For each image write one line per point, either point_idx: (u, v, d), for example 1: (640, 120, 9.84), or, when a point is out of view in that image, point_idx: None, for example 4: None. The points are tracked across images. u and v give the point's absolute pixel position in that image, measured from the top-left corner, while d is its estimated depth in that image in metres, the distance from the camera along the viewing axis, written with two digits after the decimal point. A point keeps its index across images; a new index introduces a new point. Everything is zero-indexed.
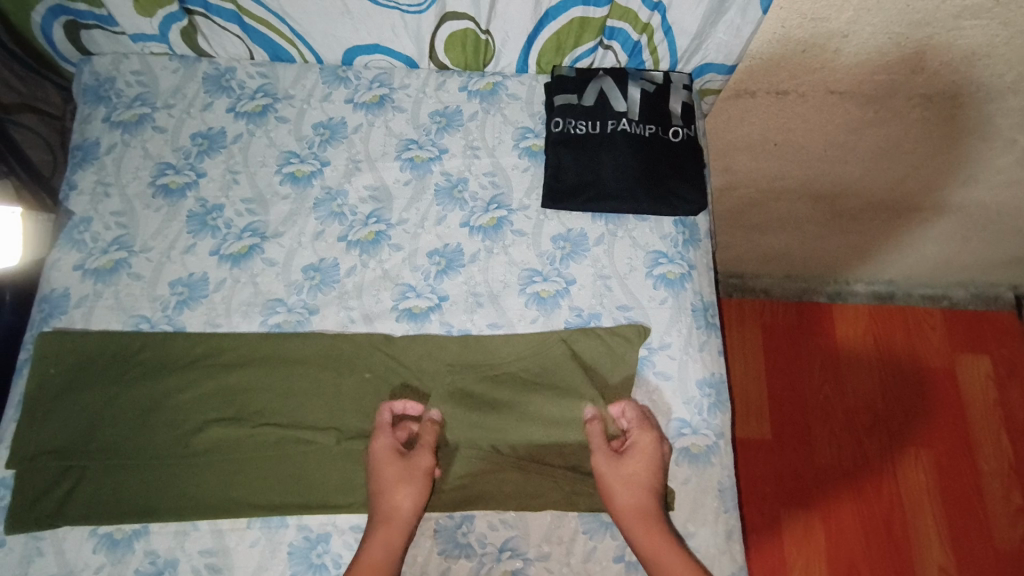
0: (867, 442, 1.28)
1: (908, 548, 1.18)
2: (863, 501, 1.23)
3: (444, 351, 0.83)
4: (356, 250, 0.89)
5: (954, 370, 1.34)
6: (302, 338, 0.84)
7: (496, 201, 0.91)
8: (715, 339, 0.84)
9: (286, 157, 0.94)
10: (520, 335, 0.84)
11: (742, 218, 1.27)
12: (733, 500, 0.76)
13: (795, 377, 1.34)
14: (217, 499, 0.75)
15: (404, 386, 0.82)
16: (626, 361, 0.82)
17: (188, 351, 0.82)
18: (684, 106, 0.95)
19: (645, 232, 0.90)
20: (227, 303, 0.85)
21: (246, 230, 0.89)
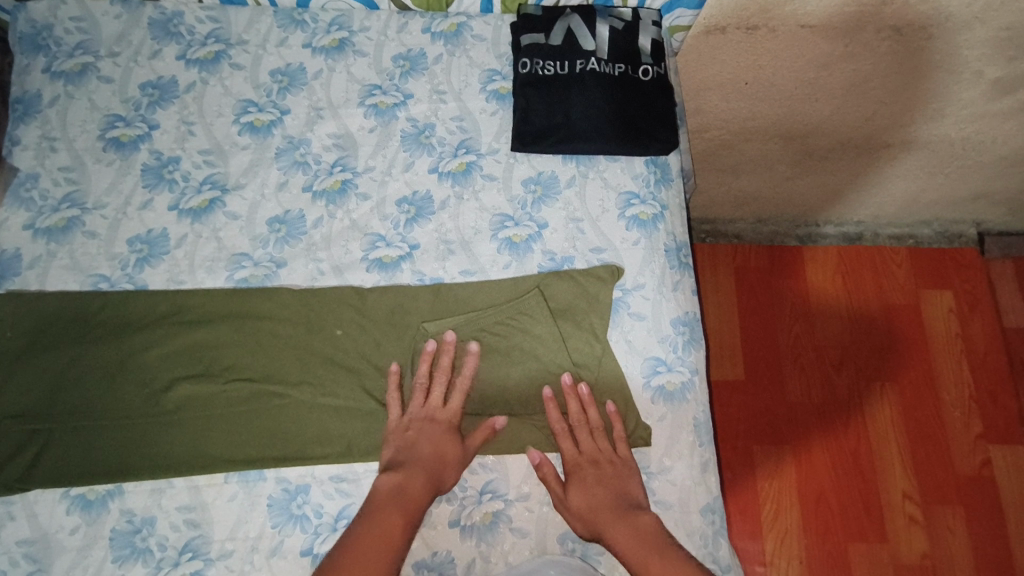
0: (836, 380, 1.31)
1: (875, 477, 1.23)
2: (833, 435, 1.26)
3: (417, 303, 0.82)
4: (322, 200, 0.86)
5: (919, 306, 1.37)
6: (269, 291, 0.82)
7: (465, 146, 0.89)
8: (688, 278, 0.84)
9: (243, 106, 0.90)
10: (493, 282, 0.83)
11: (714, 162, 1.27)
12: (708, 434, 0.77)
13: (768, 320, 1.36)
14: (190, 455, 0.74)
15: (377, 336, 0.81)
16: (601, 301, 0.82)
17: (150, 309, 0.80)
18: (654, 42, 0.93)
19: (616, 173, 0.88)
20: (190, 259, 0.83)
21: (205, 183, 0.86)
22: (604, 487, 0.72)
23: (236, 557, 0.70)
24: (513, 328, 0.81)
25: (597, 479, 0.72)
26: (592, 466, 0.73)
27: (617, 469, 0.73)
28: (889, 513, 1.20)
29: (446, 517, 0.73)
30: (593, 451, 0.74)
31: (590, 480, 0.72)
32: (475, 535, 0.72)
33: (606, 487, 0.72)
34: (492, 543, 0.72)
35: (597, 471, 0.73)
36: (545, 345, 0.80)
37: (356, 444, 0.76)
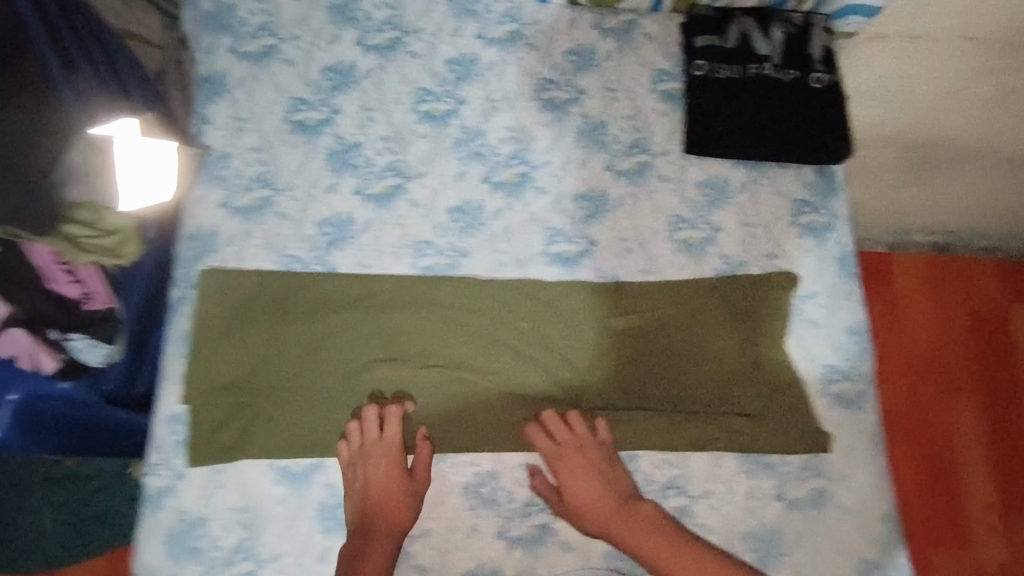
0: (927, 393, 1.27)
1: (952, 492, 1.22)
2: (921, 449, 1.24)
3: (482, 299, 0.83)
4: (372, 204, 0.85)
5: (1007, 319, 1.33)
6: (336, 281, 0.82)
7: (518, 156, 0.88)
8: (744, 292, 0.84)
9: (293, 104, 0.88)
10: (550, 284, 0.84)
11: (876, 182, 1.20)
12: (747, 461, 0.81)
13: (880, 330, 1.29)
14: (249, 446, 0.77)
15: (433, 336, 0.82)
16: (665, 310, 0.84)
17: (218, 289, 0.80)
18: (708, 44, 0.91)
19: (667, 196, 0.89)
20: (239, 260, 0.82)
21: (255, 180, 0.85)
22: (599, 482, 0.77)
23: (287, 560, 0.75)
24: (565, 337, 0.83)
25: (581, 470, 0.77)
26: (577, 453, 0.77)
27: (596, 460, 0.78)
28: (973, 523, 1.20)
29: (492, 530, 0.77)
30: (573, 441, 0.78)
31: (583, 473, 0.77)
32: (521, 547, 0.77)
33: (602, 480, 0.77)
34: (537, 555, 0.77)
35: (581, 460, 0.77)
36: (604, 350, 0.83)
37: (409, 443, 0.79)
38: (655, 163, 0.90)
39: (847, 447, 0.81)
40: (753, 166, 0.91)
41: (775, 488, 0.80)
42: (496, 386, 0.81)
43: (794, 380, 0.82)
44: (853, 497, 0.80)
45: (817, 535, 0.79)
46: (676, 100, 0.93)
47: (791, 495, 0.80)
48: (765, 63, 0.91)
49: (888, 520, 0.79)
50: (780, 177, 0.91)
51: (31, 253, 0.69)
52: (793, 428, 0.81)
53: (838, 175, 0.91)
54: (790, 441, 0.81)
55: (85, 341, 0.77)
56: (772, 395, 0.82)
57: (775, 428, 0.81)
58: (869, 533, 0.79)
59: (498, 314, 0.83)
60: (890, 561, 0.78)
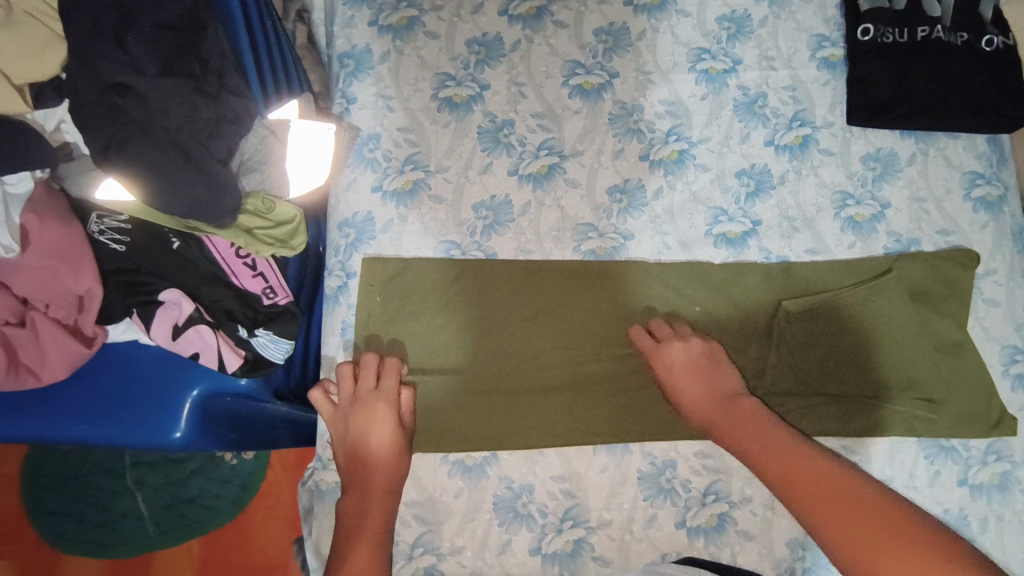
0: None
1: None
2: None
3: (655, 282, 0.80)
4: (529, 185, 0.82)
5: None
6: (503, 267, 0.79)
7: (675, 132, 0.84)
8: (925, 269, 0.80)
9: (440, 79, 0.84)
10: (722, 267, 0.81)
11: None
12: (933, 446, 0.77)
13: None
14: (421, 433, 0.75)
15: (604, 320, 0.79)
16: (846, 292, 0.80)
17: (377, 279, 0.77)
18: (875, 6, 0.86)
19: (832, 170, 0.85)
20: (397, 246, 0.79)
21: (407, 162, 0.81)
22: (703, 379, 0.73)
23: (467, 553, 0.74)
24: (737, 320, 0.80)
25: (701, 375, 0.73)
26: (691, 355, 0.74)
27: (694, 359, 0.74)
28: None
29: (671, 519, 0.75)
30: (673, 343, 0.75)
31: (695, 375, 0.73)
32: (702, 536, 0.75)
33: (700, 380, 0.73)
34: (720, 544, 0.75)
35: (683, 357, 0.74)
36: (783, 333, 0.79)
37: (580, 429, 0.76)
38: (817, 135, 0.86)
39: None
40: (922, 136, 0.86)
41: (958, 474, 0.76)
42: None
43: (978, 363, 0.78)
44: None
45: (1004, 521, 0.75)
46: (836, 68, 0.88)
47: (974, 480, 0.76)
48: (936, 26, 0.85)
49: None
50: (950, 148, 0.86)
51: (212, 245, 0.69)
52: (980, 415, 0.77)
53: (1008, 144, 0.87)
54: (977, 429, 0.77)
55: (270, 337, 0.69)
56: (958, 379, 0.78)
57: (961, 414, 0.77)
58: None
59: (672, 297, 0.80)
60: None
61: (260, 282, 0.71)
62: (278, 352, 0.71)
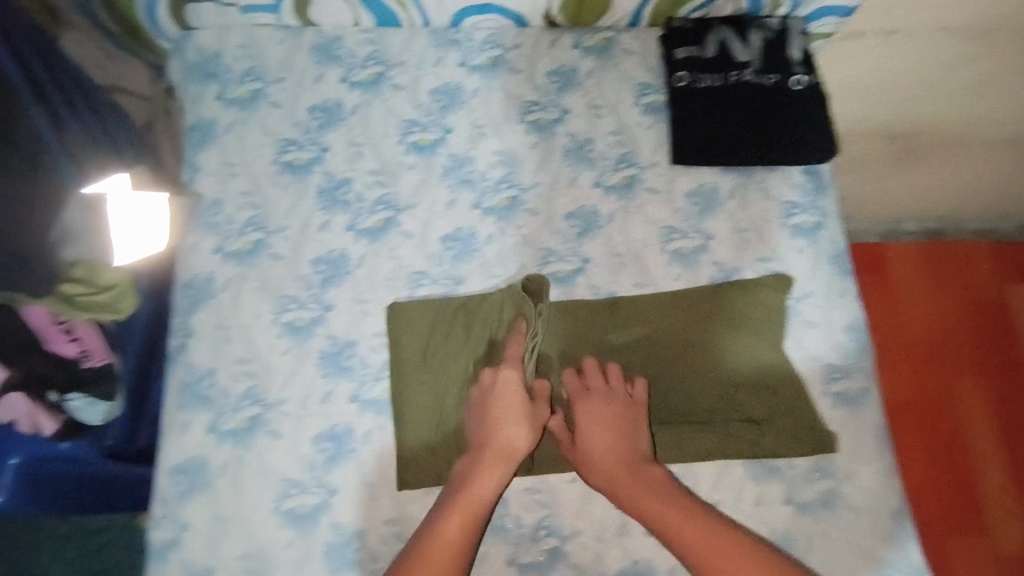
0: (933, 377, 1.28)
1: (970, 473, 1.22)
2: (937, 434, 1.25)
3: (477, 322, 0.83)
4: (365, 239, 0.87)
5: (1005, 301, 1.34)
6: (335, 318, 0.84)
7: (507, 180, 0.89)
8: (744, 295, 0.83)
9: (282, 144, 0.90)
10: (545, 304, 0.84)
11: (864, 178, 1.24)
12: (759, 467, 0.78)
13: (889, 319, 1.34)
14: (251, 482, 0.78)
15: (478, 360, 0.82)
16: (665, 318, 0.83)
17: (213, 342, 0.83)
18: (688, 55, 0.92)
19: (657, 207, 0.89)
20: (235, 303, 0.84)
21: (248, 224, 0.87)
22: (606, 422, 0.77)
23: None
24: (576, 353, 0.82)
25: (607, 421, 0.77)
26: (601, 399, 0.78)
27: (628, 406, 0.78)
28: (988, 506, 1.19)
29: (502, 559, 0.75)
30: (577, 391, 0.80)
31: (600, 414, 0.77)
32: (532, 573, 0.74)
33: (606, 422, 0.77)
34: None
35: (604, 410, 0.77)
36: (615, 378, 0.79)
37: (447, 467, 0.79)
38: (643, 176, 0.90)
39: (853, 444, 0.79)
40: (743, 171, 0.91)
41: (783, 493, 0.77)
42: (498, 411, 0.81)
43: (798, 384, 0.80)
44: (864, 497, 0.77)
45: (830, 539, 0.75)
46: (660, 113, 0.93)
47: (800, 498, 0.77)
48: (745, 70, 0.92)
49: (899, 515, 0.76)
50: (769, 180, 0.90)
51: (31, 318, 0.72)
52: (805, 432, 0.78)
53: (826, 174, 0.91)
54: (802, 444, 0.78)
55: (85, 401, 0.80)
56: (778, 400, 0.80)
57: (786, 431, 0.78)
58: (881, 530, 0.75)
59: (496, 337, 0.83)
60: (907, 558, 0.74)
61: (76, 346, 0.76)
62: (95, 413, 0.81)
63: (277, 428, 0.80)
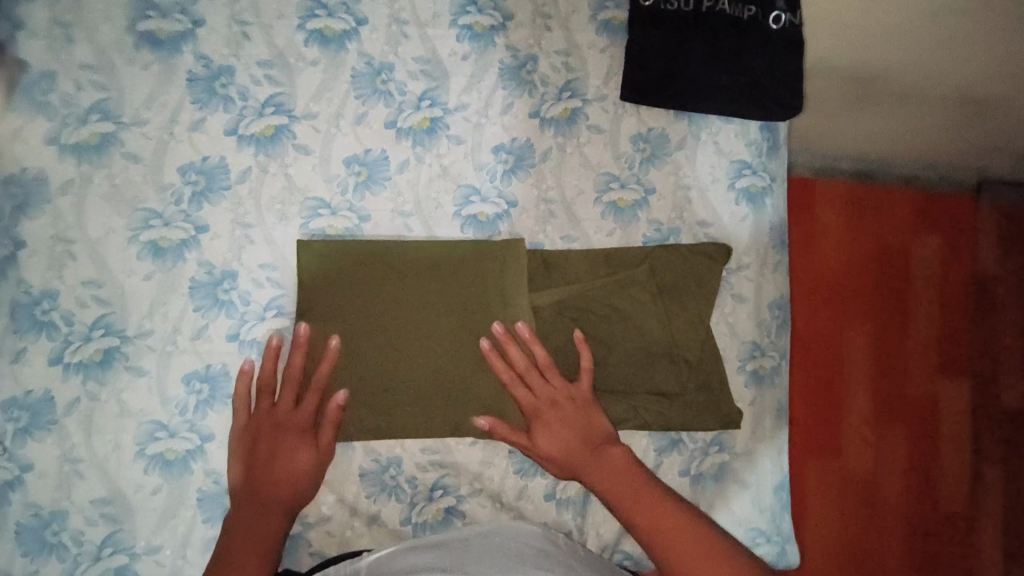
0: (828, 318, 1.01)
1: (876, 445, 1.01)
2: (816, 375, 1.00)
3: (387, 266, 0.73)
4: (250, 148, 0.71)
5: (908, 252, 1.04)
6: (210, 243, 0.70)
7: (429, 97, 0.75)
8: (678, 262, 0.78)
9: (140, 7, 0.69)
10: (470, 252, 0.75)
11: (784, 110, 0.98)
12: (662, 440, 0.80)
13: (828, 261, 1.01)
14: (107, 424, 0.68)
15: (454, 313, 0.74)
16: (597, 281, 0.77)
17: (47, 260, 0.67)
18: None
19: (598, 150, 0.79)
20: (78, 211, 0.68)
21: (93, 110, 0.68)
22: (563, 421, 0.71)
23: (166, 552, 0.69)
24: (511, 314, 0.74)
25: (560, 422, 0.71)
26: (553, 409, 0.71)
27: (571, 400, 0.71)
28: (852, 445, 1.00)
29: (396, 515, 0.75)
30: (544, 392, 0.71)
31: (547, 428, 0.71)
32: (428, 531, 0.75)
33: (569, 426, 0.71)
34: None
35: (558, 414, 0.71)
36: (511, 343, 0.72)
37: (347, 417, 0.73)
38: (586, 111, 0.79)
39: (753, 422, 0.82)
40: (698, 117, 0.81)
41: (681, 463, 0.81)
42: (406, 366, 0.73)
43: (716, 359, 0.80)
44: (753, 472, 0.82)
45: (714, 507, 0.81)
46: (617, 34, 0.80)
47: (694, 469, 0.81)
48: None
49: (778, 489, 0.83)
50: (723, 134, 0.82)
51: None
52: (710, 406, 0.80)
53: (783, 131, 0.84)
54: (707, 419, 0.80)
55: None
56: (692, 374, 0.80)
57: (694, 406, 0.80)
58: (760, 502, 0.82)
59: (412, 284, 0.73)
60: (776, 525, 0.83)
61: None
62: None
63: (140, 364, 0.69)
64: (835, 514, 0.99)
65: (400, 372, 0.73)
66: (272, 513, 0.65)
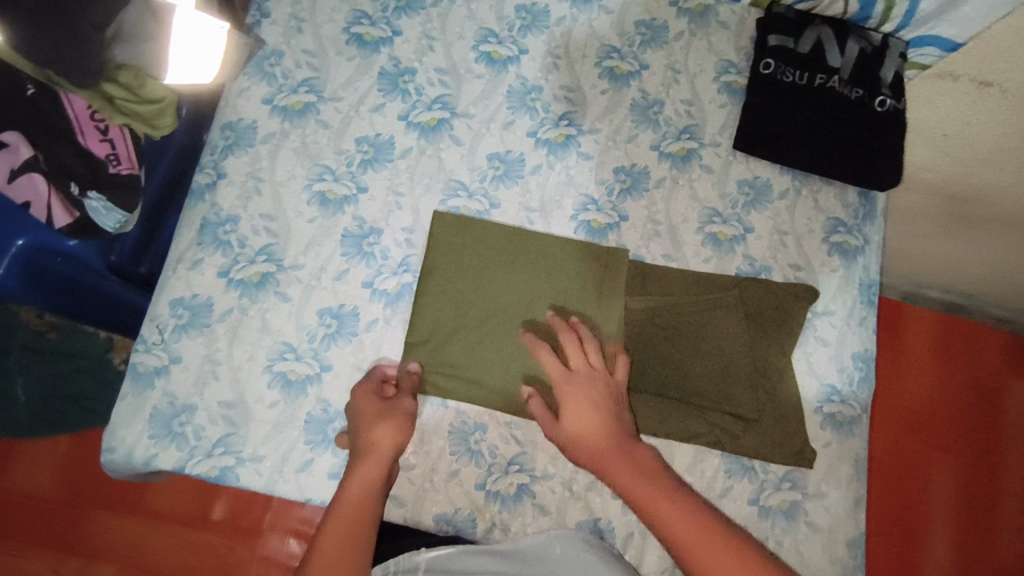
0: (910, 447, 1.21)
1: (957, 574, 1.15)
2: (899, 498, 1.18)
3: (502, 249, 0.82)
4: (415, 133, 0.85)
5: (1001, 395, 1.25)
6: (366, 201, 0.82)
7: (567, 118, 0.88)
8: (768, 294, 0.85)
9: (356, 16, 0.87)
10: (577, 250, 0.83)
11: (909, 230, 1.18)
12: (736, 463, 0.81)
13: (914, 388, 1.24)
14: (249, 336, 0.77)
15: (548, 301, 0.81)
16: (689, 299, 0.83)
17: (239, 191, 0.81)
18: (780, 45, 0.89)
19: (706, 186, 0.88)
20: (272, 157, 0.82)
21: (302, 84, 0.84)
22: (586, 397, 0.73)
23: (267, 463, 0.74)
24: (609, 315, 0.81)
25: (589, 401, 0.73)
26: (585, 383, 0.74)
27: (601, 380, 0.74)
28: (928, 574, 1.15)
29: (472, 479, 0.77)
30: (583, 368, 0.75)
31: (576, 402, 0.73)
32: (498, 502, 0.77)
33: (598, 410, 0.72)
34: (513, 512, 0.77)
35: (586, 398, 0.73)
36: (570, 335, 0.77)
37: (448, 378, 0.79)
38: (701, 152, 0.89)
39: (829, 466, 0.82)
40: (801, 173, 0.90)
41: (751, 492, 0.81)
42: (507, 341, 0.79)
43: (794, 392, 0.83)
44: (826, 518, 0.81)
45: (782, 545, 0.79)
46: (736, 94, 0.91)
47: (763, 501, 0.81)
48: (833, 76, 0.88)
49: (851, 543, 0.80)
50: (823, 192, 0.90)
51: (71, 103, 0.80)
52: (786, 438, 0.82)
53: (879, 200, 0.91)
54: (781, 450, 0.81)
55: (103, 205, 0.86)
56: (770, 403, 0.83)
57: (769, 434, 0.82)
58: (831, 552, 0.80)
59: (523, 270, 0.81)
60: None
61: (106, 148, 0.84)
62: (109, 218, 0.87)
63: (287, 291, 0.79)
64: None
65: (498, 347, 0.79)
66: (348, 482, 0.67)
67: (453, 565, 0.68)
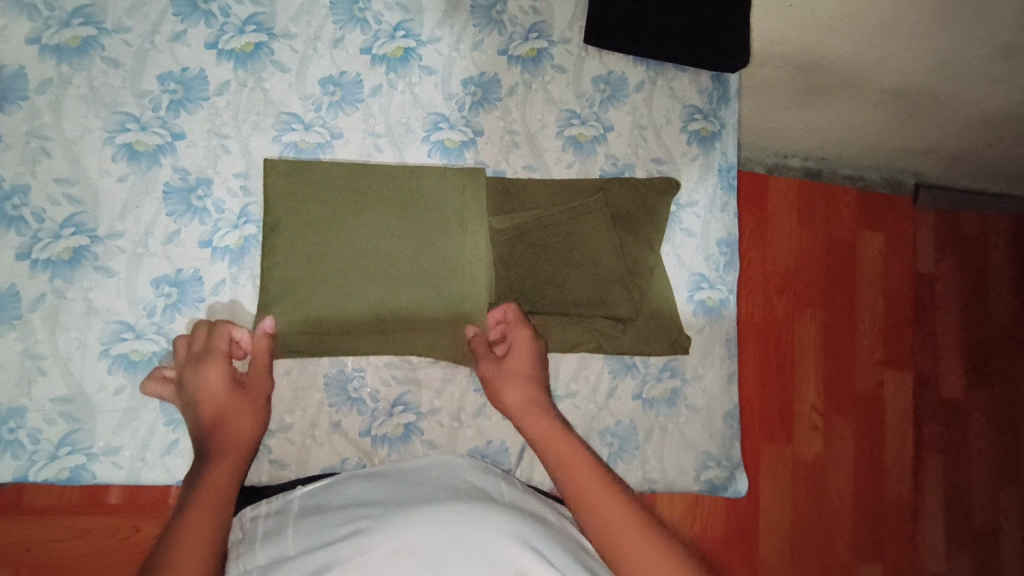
0: (781, 308, 1.13)
1: (822, 419, 1.13)
2: (771, 360, 1.12)
3: (342, 187, 0.75)
4: (230, 62, 0.74)
5: (856, 247, 1.18)
6: (185, 149, 0.72)
7: (403, 27, 0.79)
8: (632, 194, 0.83)
9: None
10: (432, 178, 0.77)
11: (765, 105, 1.04)
12: (618, 364, 0.83)
13: (782, 248, 1.14)
14: (74, 321, 0.68)
15: (414, 235, 0.75)
16: (554, 214, 0.79)
17: (23, 156, 0.69)
18: None
19: (561, 88, 0.84)
20: (56, 109, 0.69)
21: (75, 15, 0.70)
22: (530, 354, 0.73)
23: (125, 454, 0.68)
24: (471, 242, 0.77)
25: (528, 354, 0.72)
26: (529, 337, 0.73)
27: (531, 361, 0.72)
28: (800, 423, 1.12)
29: (356, 427, 0.75)
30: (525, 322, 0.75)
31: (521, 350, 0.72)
32: (386, 446, 0.75)
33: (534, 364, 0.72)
34: (403, 453, 0.76)
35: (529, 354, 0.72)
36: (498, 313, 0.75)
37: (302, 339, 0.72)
38: (552, 51, 0.84)
39: (704, 351, 0.86)
40: (654, 64, 0.87)
41: (634, 388, 0.83)
42: (366, 287, 0.74)
43: (667, 286, 0.84)
44: (704, 399, 0.86)
45: (666, 431, 0.84)
46: None
47: (646, 394, 0.84)
48: None
49: (728, 416, 0.86)
50: (677, 81, 0.88)
51: None
52: (664, 332, 0.83)
53: (733, 81, 0.90)
54: (660, 343, 0.83)
55: None
56: (646, 301, 0.83)
57: (648, 332, 0.83)
58: (710, 428, 0.86)
59: (371, 209, 0.75)
60: (726, 452, 0.86)
61: None
62: None
63: (109, 265, 0.69)
64: (792, 489, 1.11)
65: (355, 293, 0.73)
66: (209, 470, 0.58)
67: (322, 500, 0.57)
